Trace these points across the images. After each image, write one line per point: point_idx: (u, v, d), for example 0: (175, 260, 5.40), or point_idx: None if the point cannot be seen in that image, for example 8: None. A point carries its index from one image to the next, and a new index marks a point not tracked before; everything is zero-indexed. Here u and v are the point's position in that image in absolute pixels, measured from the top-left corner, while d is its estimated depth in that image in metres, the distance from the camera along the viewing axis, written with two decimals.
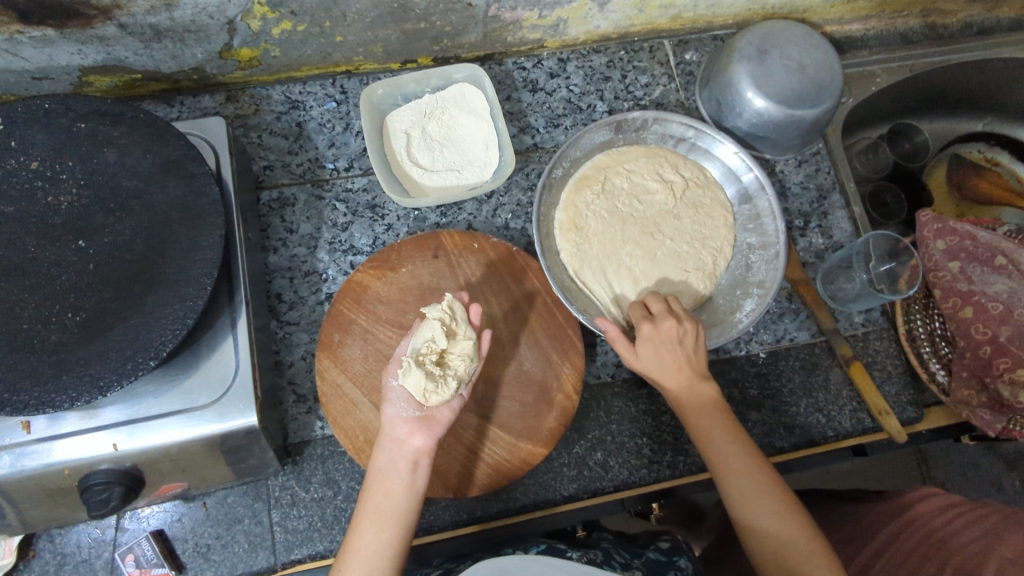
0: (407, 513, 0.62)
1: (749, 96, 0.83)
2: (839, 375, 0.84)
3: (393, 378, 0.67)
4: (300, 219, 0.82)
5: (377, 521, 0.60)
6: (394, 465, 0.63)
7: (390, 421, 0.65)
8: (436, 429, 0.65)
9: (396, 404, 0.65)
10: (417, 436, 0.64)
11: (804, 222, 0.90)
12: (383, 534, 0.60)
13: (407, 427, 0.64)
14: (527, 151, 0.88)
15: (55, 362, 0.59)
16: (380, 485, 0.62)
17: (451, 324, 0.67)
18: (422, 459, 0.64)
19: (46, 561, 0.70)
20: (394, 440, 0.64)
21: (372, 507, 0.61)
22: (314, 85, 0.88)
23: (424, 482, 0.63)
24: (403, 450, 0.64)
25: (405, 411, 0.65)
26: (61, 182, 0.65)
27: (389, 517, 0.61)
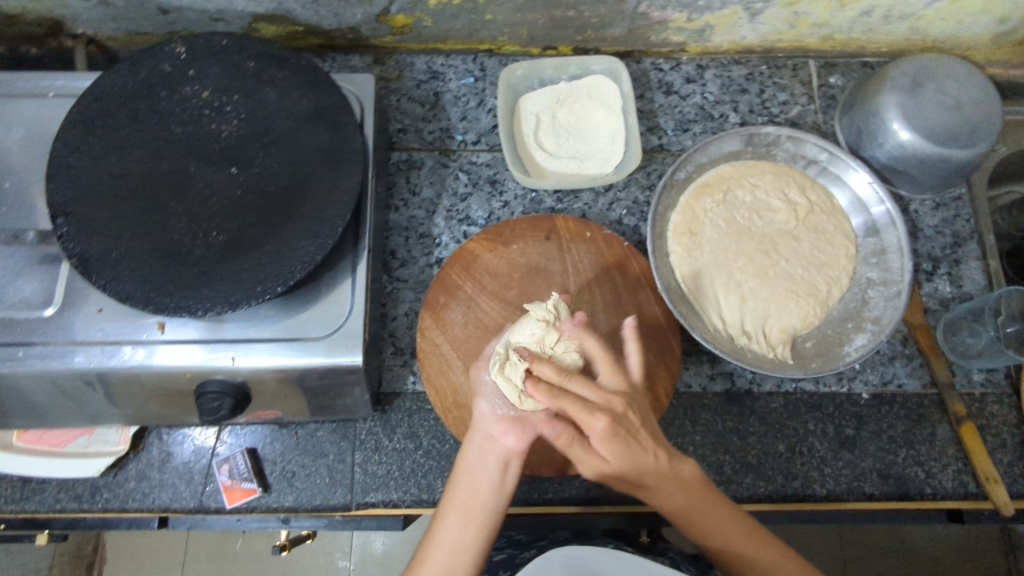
0: (492, 513, 0.64)
1: (895, 127, 0.80)
2: (946, 432, 0.78)
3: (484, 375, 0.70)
4: (423, 183, 0.86)
5: (462, 518, 0.63)
6: (484, 463, 0.65)
7: (482, 419, 0.67)
8: (528, 430, 0.66)
9: (488, 399, 0.68)
10: (509, 436, 0.66)
11: (932, 266, 0.85)
12: (466, 531, 0.63)
13: (499, 426, 0.67)
14: (651, 151, 0.88)
15: (196, 273, 0.65)
16: (469, 482, 0.64)
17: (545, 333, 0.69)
18: (512, 459, 0.66)
19: (152, 455, 0.76)
20: (486, 438, 0.66)
21: (458, 505, 0.64)
22: (456, 59, 0.91)
23: (512, 484, 0.65)
24: (493, 448, 0.66)
25: (499, 409, 0.67)
26: (225, 112, 0.71)
27: (474, 515, 0.63)
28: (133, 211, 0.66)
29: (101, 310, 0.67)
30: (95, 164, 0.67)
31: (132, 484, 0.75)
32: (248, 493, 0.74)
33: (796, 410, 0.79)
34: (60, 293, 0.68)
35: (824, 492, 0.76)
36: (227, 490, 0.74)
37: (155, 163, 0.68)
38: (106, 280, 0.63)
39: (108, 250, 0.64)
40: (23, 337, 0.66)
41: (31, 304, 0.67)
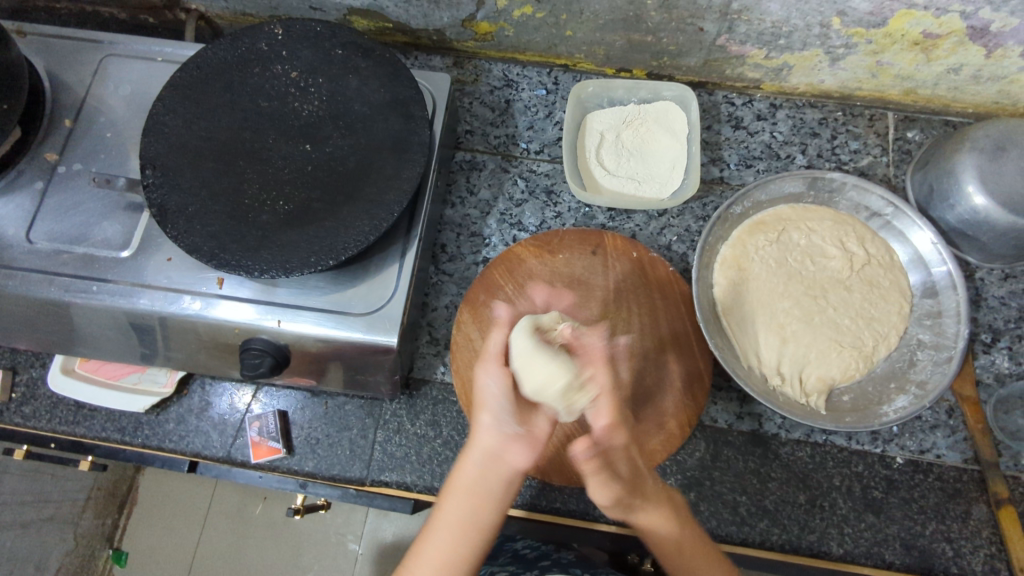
0: (482, 529, 0.65)
1: (970, 190, 0.77)
2: (983, 512, 0.74)
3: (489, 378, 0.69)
4: (482, 184, 0.89)
5: (456, 531, 0.65)
6: (483, 479, 0.66)
7: (489, 431, 0.66)
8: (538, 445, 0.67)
9: (494, 412, 0.68)
10: (516, 452, 0.66)
11: (991, 338, 0.81)
12: (460, 545, 0.65)
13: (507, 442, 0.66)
14: (711, 183, 0.88)
15: (260, 237, 0.69)
16: (469, 499, 0.65)
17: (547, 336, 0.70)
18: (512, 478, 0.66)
19: (192, 402, 0.81)
20: (489, 453, 0.67)
21: (453, 519, 0.65)
22: (532, 70, 0.94)
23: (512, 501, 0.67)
24: (500, 467, 0.66)
25: (507, 425, 0.67)
26: (309, 94, 0.76)
27: (469, 528, 0.65)
28: (212, 173, 0.71)
29: (170, 259, 0.73)
30: (187, 126, 0.73)
31: (170, 426, 0.80)
32: (272, 452, 0.77)
33: (822, 463, 0.77)
34: (137, 238, 0.74)
35: (841, 552, 0.73)
36: (253, 446, 0.78)
37: (239, 132, 0.74)
38: (179, 231, 0.68)
39: (184, 204, 0.69)
40: (100, 273, 0.72)
41: (111, 245, 0.73)
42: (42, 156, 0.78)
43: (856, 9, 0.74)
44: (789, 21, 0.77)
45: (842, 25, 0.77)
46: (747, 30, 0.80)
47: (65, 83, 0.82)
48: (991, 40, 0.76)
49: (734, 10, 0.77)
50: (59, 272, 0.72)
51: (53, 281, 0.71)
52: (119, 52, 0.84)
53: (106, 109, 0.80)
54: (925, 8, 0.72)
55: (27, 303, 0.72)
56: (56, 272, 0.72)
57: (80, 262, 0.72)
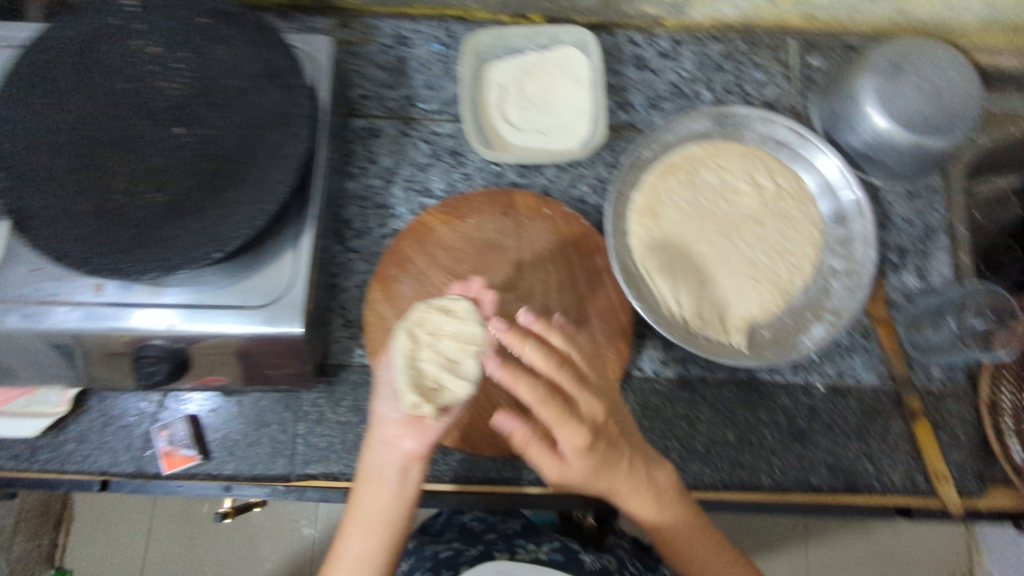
0: (393, 516, 0.62)
1: (870, 112, 0.77)
2: (900, 427, 0.77)
3: (386, 369, 0.64)
4: (382, 151, 0.84)
5: (364, 528, 0.61)
6: (383, 471, 0.62)
7: (381, 421, 0.61)
8: (427, 434, 0.60)
9: (389, 399, 0.62)
10: (404, 437, 0.60)
11: (899, 258, 0.83)
12: (370, 542, 0.61)
13: (399, 430, 0.60)
14: (620, 128, 0.85)
15: (134, 235, 0.62)
16: (369, 492, 0.62)
17: (428, 334, 0.62)
18: (411, 466, 0.61)
19: (92, 418, 0.75)
20: (384, 443, 0.62)
21: (358, 516, 0.62)
22: (424, 24, 0.88)
23: (415, 486, 0.62)
24: (393, 453, 0.61)
25: (396, 411, 0.61)
26: (173, 70, 0.68)
27: (377, 523, 0.62)
28: (71, 169, 0.64)
29: (39, 269, 0.66)
30: (35, 119, 0.65)
31: (70, 446, 0.74)
32: (188, 459, 0.73)
33: (747, 399, 0.78)
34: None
35: (771, 484, 0.75)
36: (165, 457, 0.73)
37: (96, 120, 0.66)
38: (40, 238, 0.61)
39: (43, 208, 0.62)
40: None
41: None
42: None
43: None
44: None
45: None
46: None
47: None
48: None
49: None
50: None
51: None
52: None
53: None
54: None
55: None
56: None
57: None
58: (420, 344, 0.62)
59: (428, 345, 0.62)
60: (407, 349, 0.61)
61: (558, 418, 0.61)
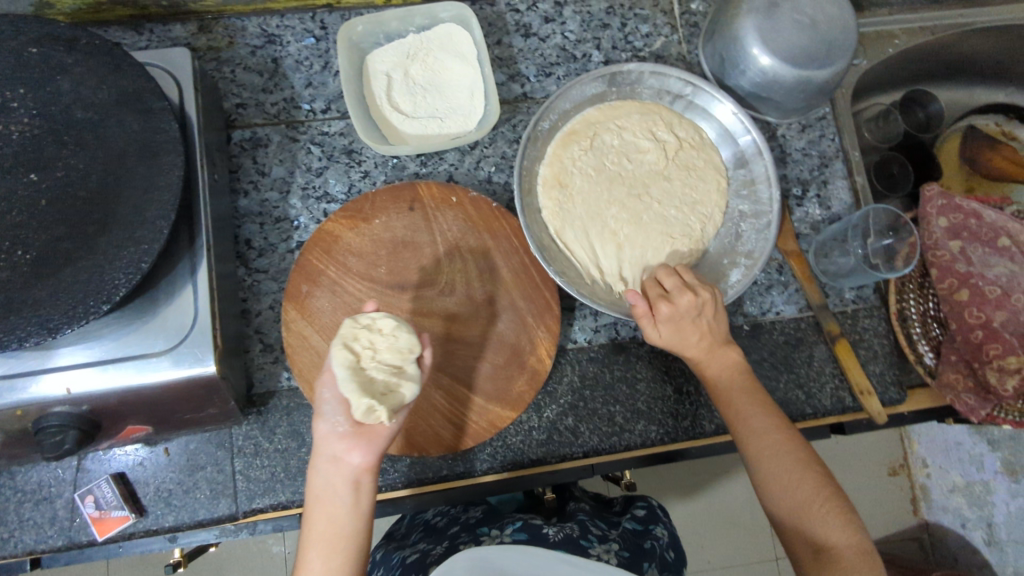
0: (353, 535, 0.59)
1: (755, 53, 0.78)
2: (823, 352, 0.81)
3: (325, 388, 0.61)
4: (272, 161, 0.79)
5: (324, 549, 0.58)
6: (334, 487, 0.59)
7: (324, 439, 0.59)
8: (376, 443, 0.60)
9: (328, 415, 0.60)
10: (351, 449, 0.59)
11: (801, 190, 0.86)
12: (332, 565, 0.57)
13: (344, 443, 0.59)
14: (515, 101, 0.84)
15: (2, 302, 0.56)
16: (321, 511, 0.59)
17: (365, 345, 0.61)
18: (364, 477, 0.60)
19: (6, 498, 0.70)
20: (331, 460, 0.60)
21: (314, 538, 0.58)
22: (292, 18, 0.83)
23: (370, 499, 0.60)
24: (342, 468, 0.59)
25: (339, 426, 0.59)
26: (12, 110, 0.61)
27: (336, 542, 0.58)
28: None
29: None
30: None
31: None
32: (121, 520, 0.69)
33: None
34: None
35: (713, 428, 0.77)
36: (96, 523, 0.69)
37: None
38: None
39: None
40: None
41: None
42: None
43: None
44: None
45: None
46: None
47: None
48: None
49: None
50: None
51: None
52: None
53: None
54: None
55: None
56: None
57: None
58: (358, 355, 0.60)
59: (365, 356, 0.60)
60: (348, 360, 0.59)
61: (712, 349, 0.69)
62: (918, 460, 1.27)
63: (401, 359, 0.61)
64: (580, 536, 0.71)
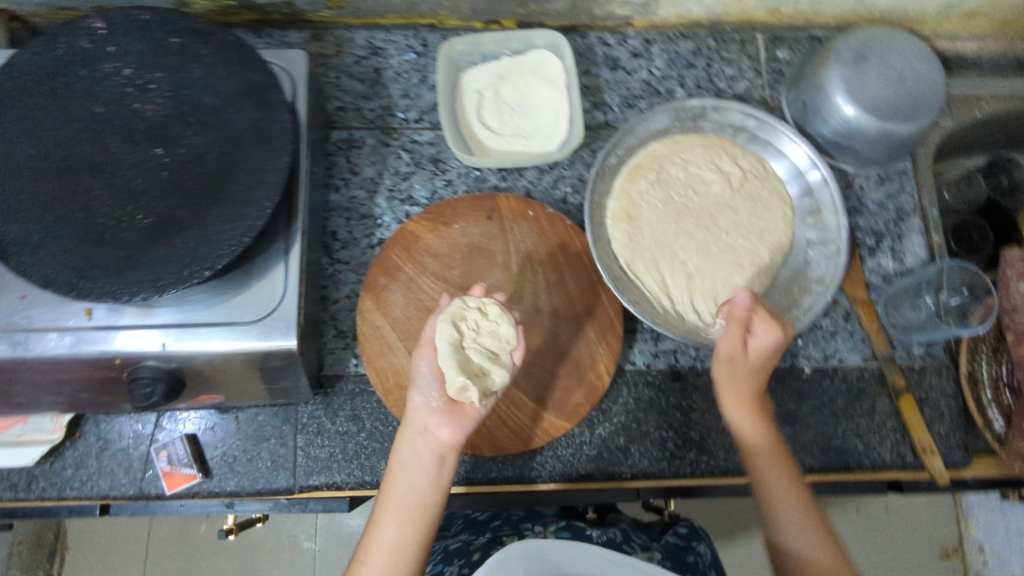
0: (430, 507, 0.62)
1: (839, 102, 0.79)
2: (885, 405, 0.80)
3: (423, 361, 0.64)
4: (364, 162, 0.84)
5: (400, 515, 0.61)
6: (419, 458, 0.63)
7: (417, 411, 0.63)
8: (464, 424, 0.63)
9: (423, 390, 0.64)
10: (441, 425, 0.63)
11: (875, 241, 0.85)
12: (406, 530, 0.61)
13: (434, 418, 0.63)
14: (596, 128, 0.87)
15: (121, 258, 0.62)
16: (405, 479, 0.62)
17: (470, 328, 0.64)
18: (448, 453, 0.63)
19: (89, 444, 0.75)
20: (421, 431, 0.63)
21: (394, 503, 0.62)
22: (398, 34, 0.89)
23: (449, 476, 0.64)
24: (430, 442, 0.63)
25: (433, 401, 0.63)
26: (149, 91, 0.68)
27: (413, 510, 0.62)
28: (53, 194, 0.64)
29: (24, 296, 0.65)
30: (12, 147, 0.64)
31: (69, 473, 0.74)
32: (188, 478, 0.73)
33: None
34: None
35: None
36: (165, 476, 0.74)
37: (76, 145, 0.65)
38: (26, 266, 0.61)
39: (27, 235, 0.62)
40: None
41: None
42: None
43: None
44: None
45: None
46: None
47: None
48: None
49: None
50: None
51: None
52: None
53: None
54: None
55: None
56: None
57: None
58: (462, 335, 0.63)
59: (466, 338, 0.63)
60: (452, 338, 0.62)
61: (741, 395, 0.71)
62: (975, 543, 1.21)
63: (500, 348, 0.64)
64: (621, 544, 0.72)
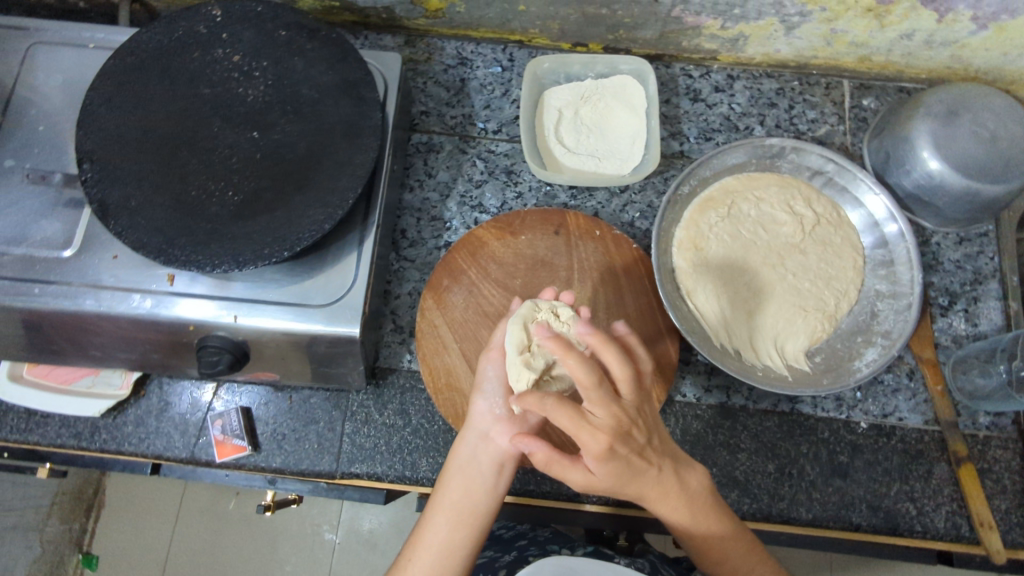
0: (482, 514, 0.65)
1: (924, 156, 0.77)
2: (943, 471, 0.76)
3: (490, 366, 0.68)
4: (440, 166, 0.87)
5: (453, 519, 0.65)
6: (479, 463, 0.66)
7: (479, 417, 0.68)
8: (523, 433, 0.68)
9: (487, 396, 0.68)
10: (500, 433, 0.67)
11: (948, 301, 0.83)
12: (455, 535, 0.64)
13: (496, 426, 0.67)
14: (671, 157, 0.88)
15: (208, 232, 0.65)
16: (462, 483, 0.66)
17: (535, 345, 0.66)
18: (506, 463, 0.67)
19: (150, 404, 0.78)
20: (481, 437, 0.67)
21: (449, 508, 0.65)
22: (486, 47, 0.92)
23: (505, 485, 0.67)
24: (490, 448, 0.67)
25: (497, 409, 0.68)
26: (253, 78, 0.72)
27: (466, 517, 0.65)
28: (154, 163, 0.67)
29: (115, 257, 0.69)
30: (124, 115, 0.69)
31: (128, 429, 0.77)
32: (237, 449, 0.75)
33: (789, 432, 0.78)
34: (80, 236, 0.70)
35: (810, 517, 0.75)
36: (217, 445, 0.76)
37: (180, 121, 0.69)
38: (123, 228, 0.64)
39: (127, 198, 0.65)
40: (42, 275, 0.68)
41: (51, 244, 0.69)
42: None
43: None
44: None
45: None
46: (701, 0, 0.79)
47: None
48: (942, 4, 0.76)
49: None
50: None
51: None
52: (47, 39, 0.79)
53: (36, 102, 0.76)
54: None
55: None
56: None
57: (21, 263, 0.68)
58: (530, 338, 0.66)
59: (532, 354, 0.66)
60: (521, 342, 0.65)
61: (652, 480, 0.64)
62: None
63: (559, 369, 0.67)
64: None
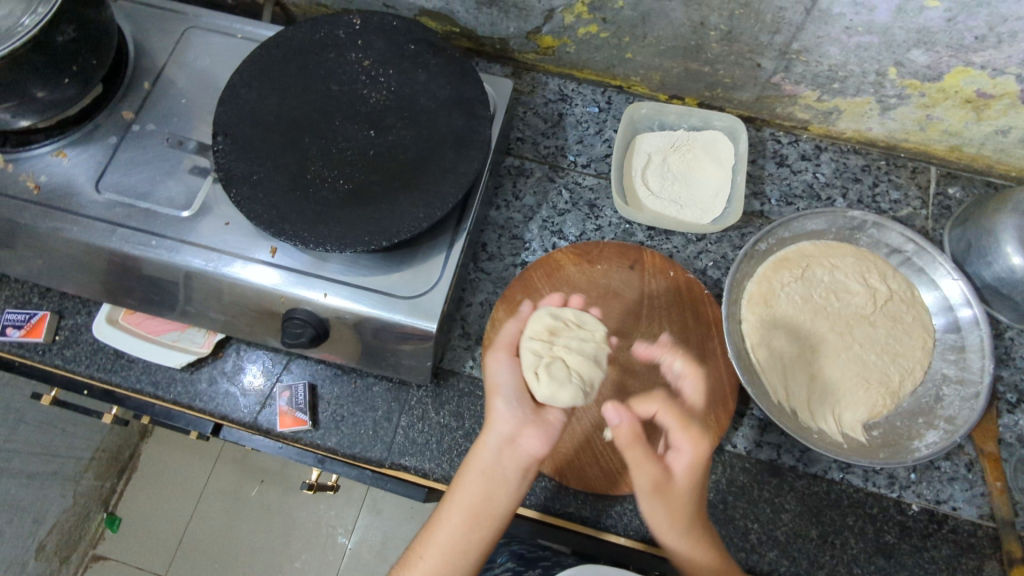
0: (499, 518, 0.63)
1: (1008, 250, 0.78)
2: (995, 570, 0.74)
3: (502, 370, 0.70)
4: (528, 190, 0.91)
5: (467, 521, 0.62)
6: (504, 463, 0.64)
7: (500, 418, 0.66)
8: (548, 434, 0.66)
9: (509, 400, 0.68)
10: (530, 438, 0.65)
11: (1016, 399, 0.82)
12: (469, 538, 0.62)
13: (520, 427, 0.66)
14: (751, 214, 0.90)
15: (317, 213, 0.70)
16: (481, 487, 0.63)
17: (570, 318, 0.75)
18: (532, 466, 0.65)
19: (226, 366, 0.83)
20: (504, 438, 0.65)
21: (467, 505, 0.62)
22: (587, 88, 0.98)
23: (526, 489, 0.64)
24: (515, 452, 0.64)
25: (516, 410, 0.67)
26: (378, 82, 0.78)
27: (482, 520, 0.62)
28: (279, 145, 0.73)
29: (227, 224, 0.75)
30: (259, 100, 0.76)
31: (202, 386, 0.81)
32: (298, 422, 0.79)
33: (836, 500, 0.77)
34: (199, 200, 0.76)
35: None
36: (281, 415, 0.79)
37: (308, 111, 0.76)
38: (242, 197, 0.70)
39: (250, 172, 0.71)
40: (159, 229, 0.74)
41: (174, 204, 0.76)
42: (119, 113, 0.81)
43: (914, 61, 0.77)
44: (846, 66, 0.80)
45: (897, 76, 0.80)
46: (804, 70, 0.83)
47: (146, 48, 0.85)
48: None
49: (795, 50, 0.80)
50: (122, 224, 0.74)
51: (116, 232, 0.73)
52: (201, 26, 0.88)
53: (183, 78, 0.84)
54: (982, 67, 0.75)
55: (87, 251, 0.75)
56: (119, 223, 0.74)
57: (144, 216, 0.75)
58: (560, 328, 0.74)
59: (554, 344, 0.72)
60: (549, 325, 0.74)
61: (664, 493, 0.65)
62: None
63: (599, 337, 0.74)
64: None
